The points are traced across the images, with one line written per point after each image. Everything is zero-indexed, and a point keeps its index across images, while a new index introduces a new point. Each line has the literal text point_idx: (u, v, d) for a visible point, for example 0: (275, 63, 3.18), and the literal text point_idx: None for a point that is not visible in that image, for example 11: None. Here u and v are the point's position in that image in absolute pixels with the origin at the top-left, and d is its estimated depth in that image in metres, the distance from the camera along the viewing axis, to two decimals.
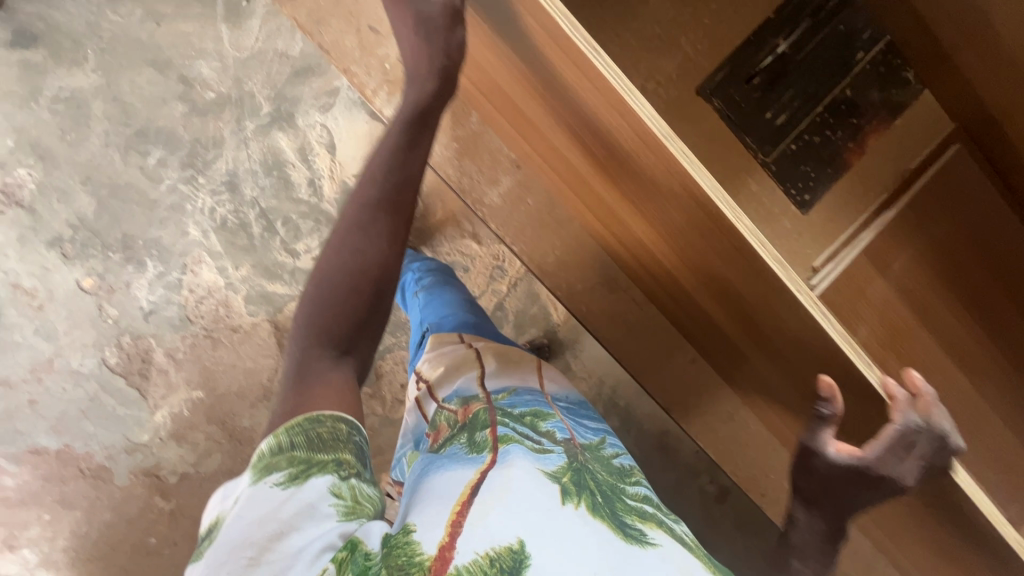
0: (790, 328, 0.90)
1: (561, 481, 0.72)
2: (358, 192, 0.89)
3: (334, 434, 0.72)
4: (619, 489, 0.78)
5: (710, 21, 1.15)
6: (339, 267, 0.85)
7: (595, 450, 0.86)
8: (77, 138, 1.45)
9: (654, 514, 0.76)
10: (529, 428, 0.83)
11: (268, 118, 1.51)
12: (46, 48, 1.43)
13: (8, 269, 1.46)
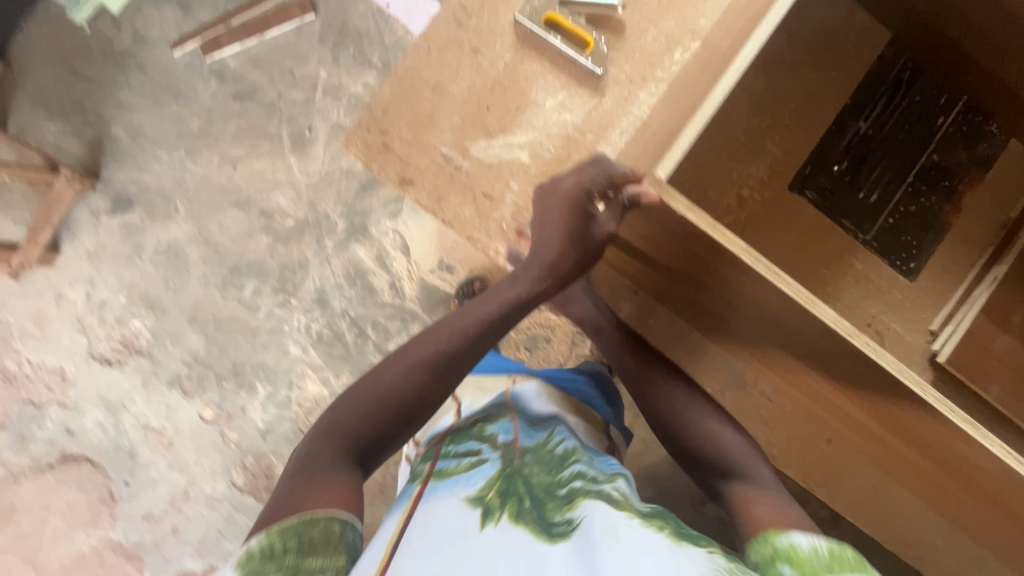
0: (918, 424, 0.78)
1: (484, 501, 0.66)
2: (439, 320, 0.82)
3: (323, 537, 0.61)
4: (553, 482, 0.70)
5: (793, 116, 1.06)
6: (408, 386, 0.76)
7: (539, 446, 0.79)
8: (180, 284, 1.58)
9: (591, 491, 0.68)
10: (471, 440, 0.82)
11: (345, 234, 1.59)
12: (142, 208, 1.58)
13: (138, 413, 1.58)
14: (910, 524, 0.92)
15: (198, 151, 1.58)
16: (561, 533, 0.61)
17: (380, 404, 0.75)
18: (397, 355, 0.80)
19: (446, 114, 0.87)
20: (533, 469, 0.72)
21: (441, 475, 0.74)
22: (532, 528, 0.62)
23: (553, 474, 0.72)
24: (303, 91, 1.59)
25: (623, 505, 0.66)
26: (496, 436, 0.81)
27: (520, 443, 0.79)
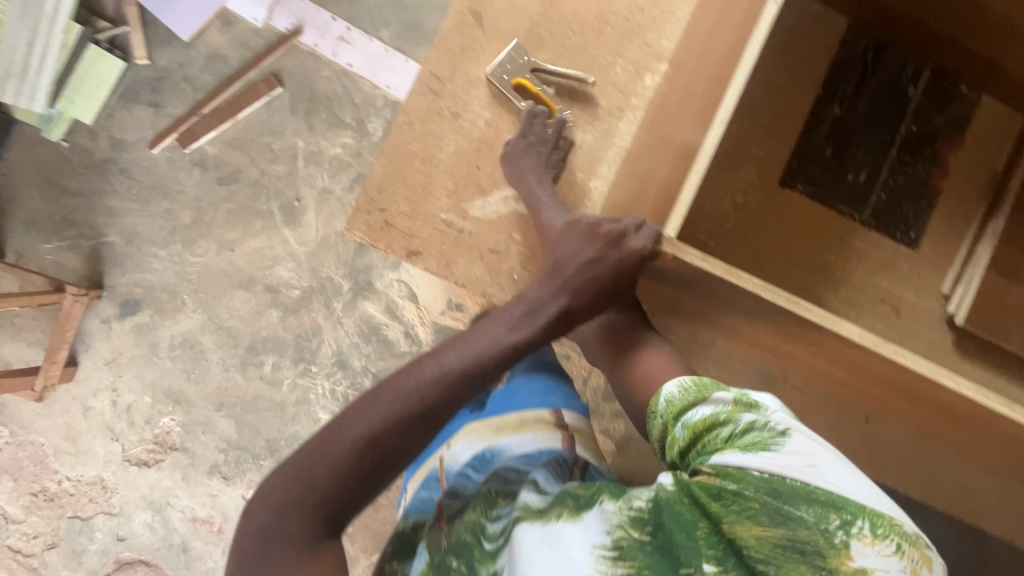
0: (972, 416, 0.74)
1: None
2: (432, 358, 0.70)
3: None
4: (479, 527, 0.69)
5: (768, 117, 1.09)
6: (388, 444, 0.65)
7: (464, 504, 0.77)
8: (200, 373, 1.60)
9: (504, 525, 0.67)
10: (412, 554, 0.75)
11: (351, 293, 1.61)
12: (150, 307, 1.60)
13: (184, 507, 1.59)
14: (956, 481, 0.95)
15: (194, 242, 1.61)
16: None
17: (357, 466, 0.63)
18: (369, 399, 0.67)
19: (439, 179, 0.90)
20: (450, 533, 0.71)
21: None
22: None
23: (475, 517, 0.71)
24: (285, 163, 1.61)
25: (527, 514, 0.65)
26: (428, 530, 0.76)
27: (446, 522, 0.75)
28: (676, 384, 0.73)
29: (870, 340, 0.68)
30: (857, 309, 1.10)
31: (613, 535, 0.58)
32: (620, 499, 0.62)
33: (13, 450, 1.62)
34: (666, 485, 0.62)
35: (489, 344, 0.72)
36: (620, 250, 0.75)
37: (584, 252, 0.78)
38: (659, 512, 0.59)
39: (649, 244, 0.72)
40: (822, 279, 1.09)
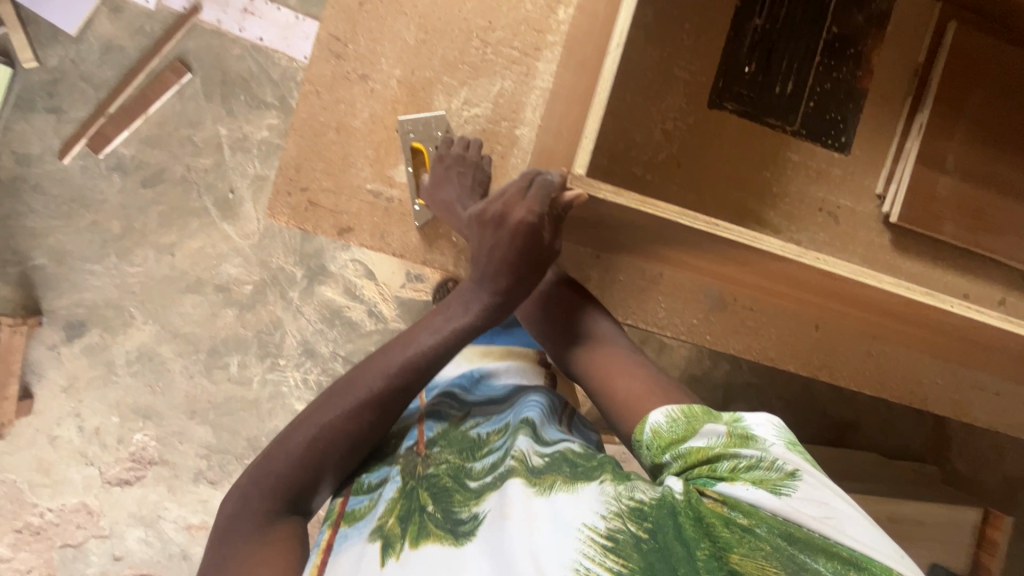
0: (901, 308, 0.78)
1: (387, 530, 0.65)
2: (386, 355, 0.73)
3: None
4: (462, 471, 0.70)
5: (690, 37, 1.06)
6: (346, 434, 0.70)
7: (449, 429, 0.77)
8: (165, 384, 1.56)
9: (493, 471, 0.66)
10: (382, 461, 0.77)
11: (306, 280, 1.57)
12: (98, 326, 1.54)
13: (176, 517, 1.58)
14: (907, 375, 0.98)
15: (129, 251, 1.53)
16: (467, 532, 0.60)
17: (317, 454, 0.69)
18: (331, 395, 0.72)
19: (359, 148, 0.87)
20: (432, 465, 0.71)
21: (353, 520, 0.70)
22: (436, 536, 0.61)
23: (461, 460, 0.71)
24: (210, 155, 1.52)
25: (520, 468, 0.64)
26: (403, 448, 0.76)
27: (426, 445, 0.75)
28: (661, 414, 0.70)
29: (790, 253, 0.71)
30: (798, 222, 1.12)
31: (611, 518, 0.56)
32: (626, 484, 0.60)
33: None
34: (673, 493, 0.60)
35: (436, 333, 0.73)
36: (512, 229, 0.71)
37: (483, 244, 0.74)
38: (664, 515, 0.57)
39: (545, 202, 0.69)
40: (760, 196, 1.11)
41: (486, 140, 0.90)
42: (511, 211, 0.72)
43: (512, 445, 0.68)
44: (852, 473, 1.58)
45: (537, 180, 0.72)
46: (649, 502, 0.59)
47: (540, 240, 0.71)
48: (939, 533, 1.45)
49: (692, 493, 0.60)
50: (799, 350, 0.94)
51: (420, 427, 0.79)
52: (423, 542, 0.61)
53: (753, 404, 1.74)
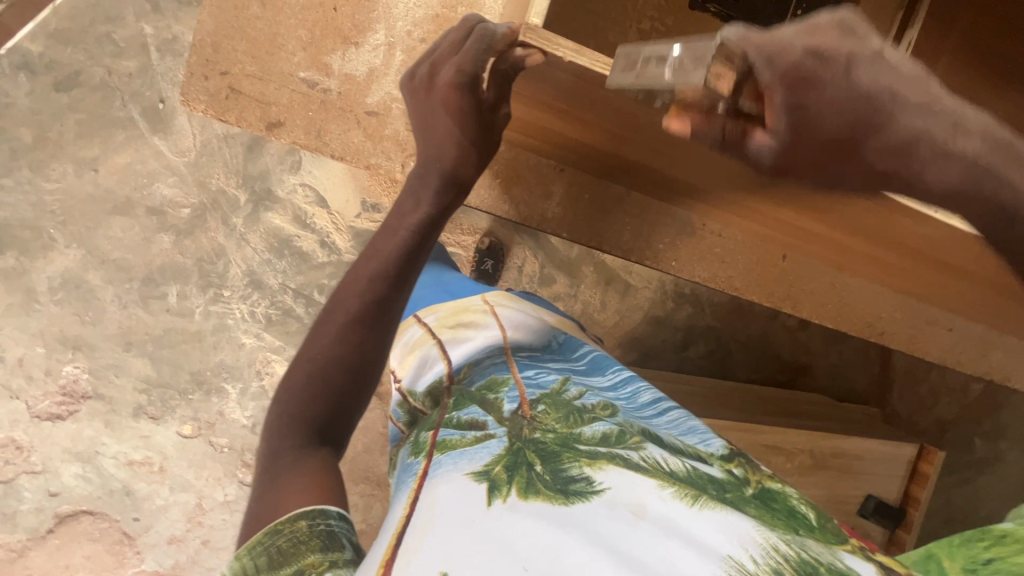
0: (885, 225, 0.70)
1: (490, 473, 0.59)
2: (357, 270, 0.74)
3: (296, 538, 0.55)
4: (569, 437, 0.65)
5: None
6: (341, 360, 0.71)
7: (555, 395, 0.74)
8: (96, 315, 1.43)
9: (609, 448, 0.63)
10: (474, 404, 0.73)
11: (250, 206, 1.44)
12: (13, 249, 1.39)
13: (115, 453, 1.50)
14: (864, 307, 0.97)
15: (44, 165, 1.36)
16: (581, 493, 0.57)
17: (319, 384, 0.70)
18: (318, 324, 0.74)
19: (289, 29, 0.70)
20: (540, 430, 0.66)
21: (444, 450, 0.66)
22: (545, 494, 0.57)
23: (570, 430, 0.67)
24: (133, 56, 1.34)
25: (654, 473, 0.61)
26: (502, 405, 0.71)
27: (529, 406, 0.71)
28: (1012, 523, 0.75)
29: None
30: None
31: (761, 557, 0.54)
32: (778, 532, 0.58)
33: None
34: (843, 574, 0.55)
35: (395, 234, 0.72)
36: (443, 92, 0.63)
37: (418, 110, 0.68)
38: (826, 574, 0.54)
39: (477, 44, 0.59)
40: None
41: (435, 28, 0.74)
42: (441, 69, 0.63)
43: (640, 446, 0.65)
44: (804, 411, 1.62)
45: (472, 31, 0.61)
46: (810, 557, 0.55)
47: (480, 98, 0.64)
48: (878, 466, 1.52)
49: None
50: (763, 278, 0.91)
51: (519, 386, 0.75)
52: (532, 497, 0.56)
53: (711, 346, 1.76)
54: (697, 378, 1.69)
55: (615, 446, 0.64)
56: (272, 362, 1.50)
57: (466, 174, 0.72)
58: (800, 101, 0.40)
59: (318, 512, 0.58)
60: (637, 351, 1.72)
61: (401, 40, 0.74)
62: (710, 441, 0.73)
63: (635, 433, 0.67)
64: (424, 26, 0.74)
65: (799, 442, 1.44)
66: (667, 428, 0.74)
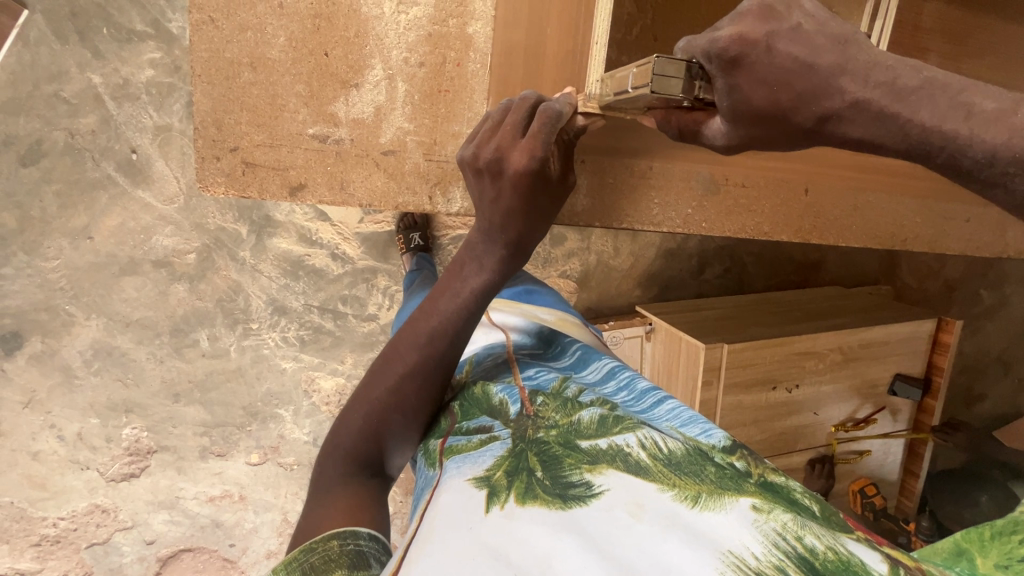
0: None
1: (492, 480, 0.56)
2: (415, 321, 0.68)
3: (328, 556, 0.53)
4: (571, 435, 0.61)
5: None
6: (398, 413, 0.67)
7: (554, 389, 0.70)
8: (137, 376, 1.45)
9: (610, 443, 0.58)
10: (484, 413, 0.68)
11: (253, 236, 1.42)
12: (35, 333, 1.38)
13: (195, 493, 1.57)
14: (890, 221, 0.99)
15: (38, 245, 1.33)
16: (579, 497, 0.52)
17: (374, 427, 0.67)
18: (378, 369, 0.69)
19: (286, 85, 0.69)
20: (543, 428, 0.63)
21: (452, 455, 0.63)
22: (543, 499, 0.52)
23: (570, 422, 0.63)
24: (90, 111, 1.27)
25: (654, 468, 0.54)
26: (507, 407, 0.67)
27: (531, 404, 0.67)
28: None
29: None
30: None
31: (767, 552, 0.45)
32: (788, 518, 0.48)
33: None
34: (867, 565, 0.45)
35: (456, 297, 0.66)
36: (514, 179, 0.60)
37: (483, 196, 0.63)
38: (841, 568, 0.44)
39: (536, 154, 0.59)
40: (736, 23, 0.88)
41: (431, 48, 0.72)
42: (507, 157, 0.60)
43: (638, 429, 0.59)
44: (827, 310, 1.68)
45: (538, 113, 0.61)
46: (847, 554, 0.45)
47: (550, 175, 0.62)
48: (899, 347, 1.61)
49: (893, 570, 0.45)
50: (787, 223, 0.92)
51: (519, 386, 0.71)
52: (530, 502, 0.52)
53: (727, 265, 1.79)
54: (718, 298, 1.73)
55: (613, 435, 0.59)
56: (317, 379, 1.53)
57: (532, 241, 0.65)
58: (735, 81, 0.46)
59: (349, 533, 0.56)
60: (658, 286, 1.75)
61: (400, 69, 0.71)
62: (712, 431, 0.61)
63: (634, 418, 0.62)
64: (418, 49, 0.71)
65: (827, 342, 1.52)
66: (670, 417, 0.64)
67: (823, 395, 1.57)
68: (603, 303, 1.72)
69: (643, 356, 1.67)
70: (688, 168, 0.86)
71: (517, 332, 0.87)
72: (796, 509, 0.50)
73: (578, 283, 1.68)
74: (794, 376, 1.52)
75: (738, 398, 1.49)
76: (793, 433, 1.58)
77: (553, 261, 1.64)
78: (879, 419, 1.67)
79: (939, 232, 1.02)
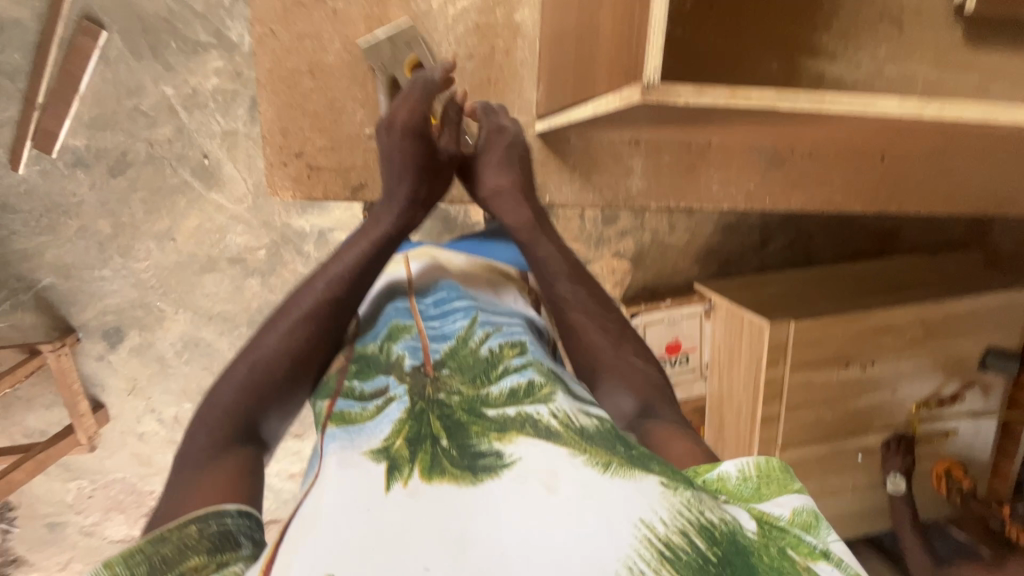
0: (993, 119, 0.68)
1: (392, 451, 0.49)
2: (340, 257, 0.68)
3: (185, 544, 0.46)
4: (476, 399, 0.54)
5: None
6: (290, 356, 0.63)
7: (457, 348, 0.61)
8: (221, 364, 1.58)
9: (520, 407, 0.51)
10: (380, 372, 0.60)
11: (316, 230, 1.49)
12: (133, 328, 1.52)
13: (278, 470, 1.70)
14: (978, 183, 0.93)
15: (129, 247, 1.45)
16: (489, 469, 0.45)
17: (273, 366, 0.62)
18: (287, 307, 0.66)
19: (342, 89, 0.74)
20: (445, 391, 0.56)
21: (342, 423, 0.56)
22: (451, 472, 0.46)
23: (475, 390, 0.56)
24: (166, 122, 1.37)
25: (566, 434, 0.48)
26: (403, 362, 0.59)
27: (433, 365, 0.59)
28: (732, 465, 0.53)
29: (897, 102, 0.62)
30: (858, 41, 0.81)
31: (673, 519, 0.41)
32: (691, 494, 0.45)
33: (103, 493, 1.68)
34: (741, 525, 0.45)
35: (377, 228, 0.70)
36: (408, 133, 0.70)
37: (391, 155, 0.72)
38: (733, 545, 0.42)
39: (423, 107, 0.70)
40: None
41: (478, 40, 0.76)
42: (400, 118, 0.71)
43: (551, 399, 0.52)
44: (905, 282, 1.57)
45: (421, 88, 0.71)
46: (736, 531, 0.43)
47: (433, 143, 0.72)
48: (992, 317, 1.48)
49: (760, 531, 0.45)
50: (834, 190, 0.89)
51: (424, 343, 0.62)
52: (437, 476, 0.45)
53: (791, 237, 1.70)
54: (784, 272, 1.66)
55: (523, 404, 0.52)
56: None
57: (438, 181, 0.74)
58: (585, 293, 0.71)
59: (213, 513, 0.49)
60: (717, 262, 1.69)
61: (449, 63, 0.76)
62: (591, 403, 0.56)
63: (546, 381, 0.55)
64: (467, 41, 0.76)
65: (907, 316, 1.42)
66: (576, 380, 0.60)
67: (903, 371, 1.47)
68: (660, 281, 1.67)
69: (702, 334, 1.63)
70: (750, 144, 0.84)
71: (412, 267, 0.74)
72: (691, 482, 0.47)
73: (632, 262, 1.65)
74: (869, 352, 1.44)
75: (807, 377, 1.42)
76: (868, 411, 1.50)
77: (605, 241, 1.61)
78: (967, 396, 1.55)
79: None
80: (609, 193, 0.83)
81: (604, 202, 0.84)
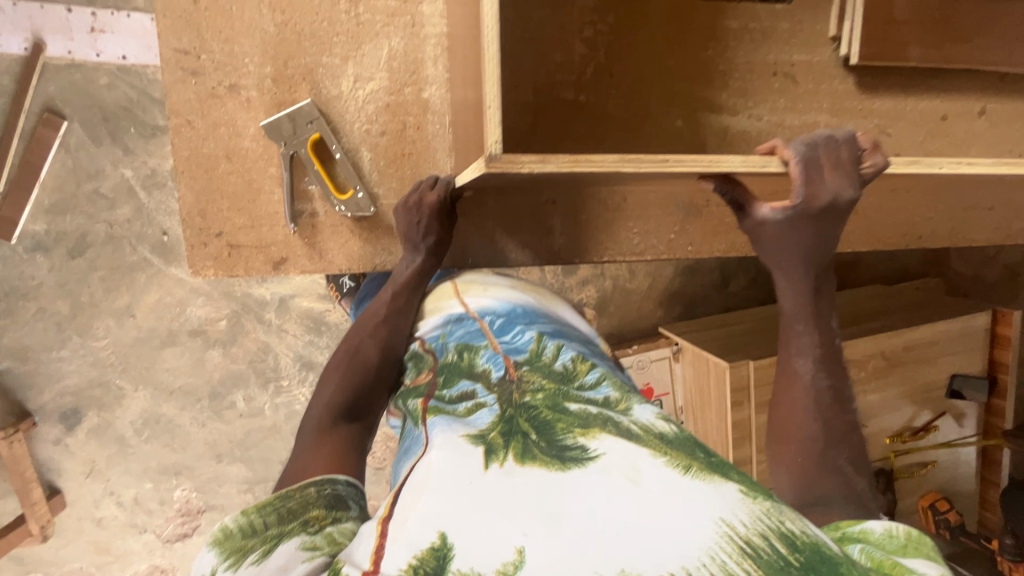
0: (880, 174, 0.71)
1: (487, 438, 0.53)
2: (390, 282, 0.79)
3: (306, 500, 0.54)
4: (559, 397, 0.57)
5: None
6: (375, 344, 0.74)
7: (533, 359, 0.65)
8: (182, 439, 1.54)
9: (600, 410, 0.55)
10: (463, 378, 0.64)
11: (277, 298, 1.50)
12: (92, 408, 1.50)
13: None
14: (897, 220, 0.97)
15: (88, 327, 1.45)
16: (576, 459, 0.49)
17: (362, 364, 0.72)
18: (362, 320, 0.77)
19: (259, 170, 0.79)
20: (529, 392, 0.59)
21: (440, 413, 0.61)
22: (541, 461, 0.49)
23: (557, 388, 0.59)
24: (125, 203, 1.40)
25: (647, 437, 0.51)
26: (489, 374, 0.63)
27: (515, 369, 0.63)
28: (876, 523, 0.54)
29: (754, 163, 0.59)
30: (754, 96, 0.87)
31: (754, 521, 0.43)
32: (769, 503, 0.45)
33: None
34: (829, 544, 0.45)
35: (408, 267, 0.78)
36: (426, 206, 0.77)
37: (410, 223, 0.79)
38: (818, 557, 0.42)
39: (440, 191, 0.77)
40: (690, 42, 0.85)
41: (391, 116, 0.81)
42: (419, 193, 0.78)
43: (629, 410, 0.56)
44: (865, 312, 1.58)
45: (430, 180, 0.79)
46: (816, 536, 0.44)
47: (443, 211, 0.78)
48: (952, 345, 1.49)
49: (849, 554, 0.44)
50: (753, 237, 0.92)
51: (504, 353, 0.66)
52: (528, 463, 0.49)
53: (751, 275, 1.73)
54: (748, 311, 1.68)
55: (605, 407, 0.56)
56: None
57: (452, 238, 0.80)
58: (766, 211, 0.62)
59: (326, 480, 0.57)
60: (681, 304, 1.71)
61: (363, 140, 0.81)
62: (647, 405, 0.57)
63: (622, 397, 0.58)
64: (378, 119, 0.81)
65: (867, 348, 1.42)
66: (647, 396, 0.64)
67: (872, 405, 1.46)
68: (625, 327, 1.68)
69: (674, 378, 1.62)
70: (667, 195, 0.88)
71: (471, 295, 0.76)
72: (768, 492, 0.47)
73: (596, 309, 1.66)
74: None
75: None
76: None
77: (567, 290, 1.63)
78: (942, 425, 1.53)
79: (954, 226, 0.98)
80: (534, 252, 0.86)
81: (530, 261, 0.87)
